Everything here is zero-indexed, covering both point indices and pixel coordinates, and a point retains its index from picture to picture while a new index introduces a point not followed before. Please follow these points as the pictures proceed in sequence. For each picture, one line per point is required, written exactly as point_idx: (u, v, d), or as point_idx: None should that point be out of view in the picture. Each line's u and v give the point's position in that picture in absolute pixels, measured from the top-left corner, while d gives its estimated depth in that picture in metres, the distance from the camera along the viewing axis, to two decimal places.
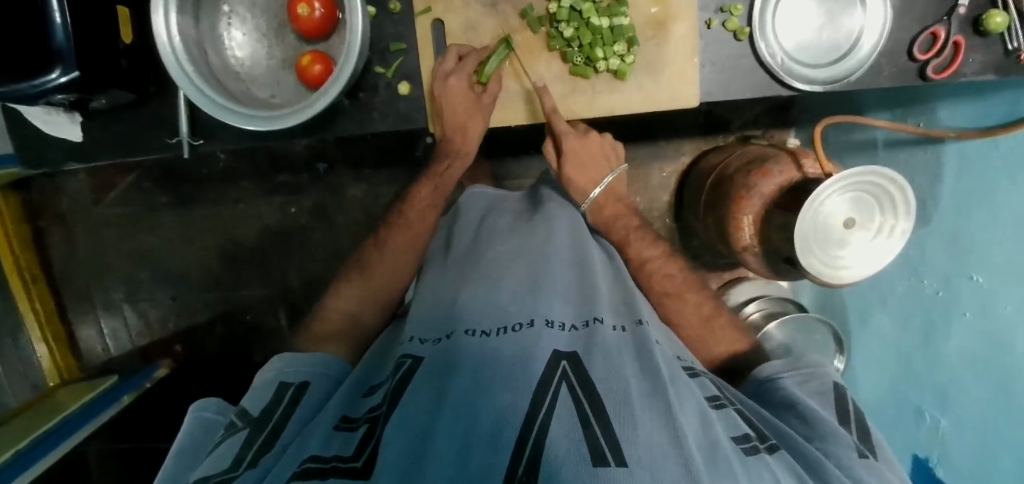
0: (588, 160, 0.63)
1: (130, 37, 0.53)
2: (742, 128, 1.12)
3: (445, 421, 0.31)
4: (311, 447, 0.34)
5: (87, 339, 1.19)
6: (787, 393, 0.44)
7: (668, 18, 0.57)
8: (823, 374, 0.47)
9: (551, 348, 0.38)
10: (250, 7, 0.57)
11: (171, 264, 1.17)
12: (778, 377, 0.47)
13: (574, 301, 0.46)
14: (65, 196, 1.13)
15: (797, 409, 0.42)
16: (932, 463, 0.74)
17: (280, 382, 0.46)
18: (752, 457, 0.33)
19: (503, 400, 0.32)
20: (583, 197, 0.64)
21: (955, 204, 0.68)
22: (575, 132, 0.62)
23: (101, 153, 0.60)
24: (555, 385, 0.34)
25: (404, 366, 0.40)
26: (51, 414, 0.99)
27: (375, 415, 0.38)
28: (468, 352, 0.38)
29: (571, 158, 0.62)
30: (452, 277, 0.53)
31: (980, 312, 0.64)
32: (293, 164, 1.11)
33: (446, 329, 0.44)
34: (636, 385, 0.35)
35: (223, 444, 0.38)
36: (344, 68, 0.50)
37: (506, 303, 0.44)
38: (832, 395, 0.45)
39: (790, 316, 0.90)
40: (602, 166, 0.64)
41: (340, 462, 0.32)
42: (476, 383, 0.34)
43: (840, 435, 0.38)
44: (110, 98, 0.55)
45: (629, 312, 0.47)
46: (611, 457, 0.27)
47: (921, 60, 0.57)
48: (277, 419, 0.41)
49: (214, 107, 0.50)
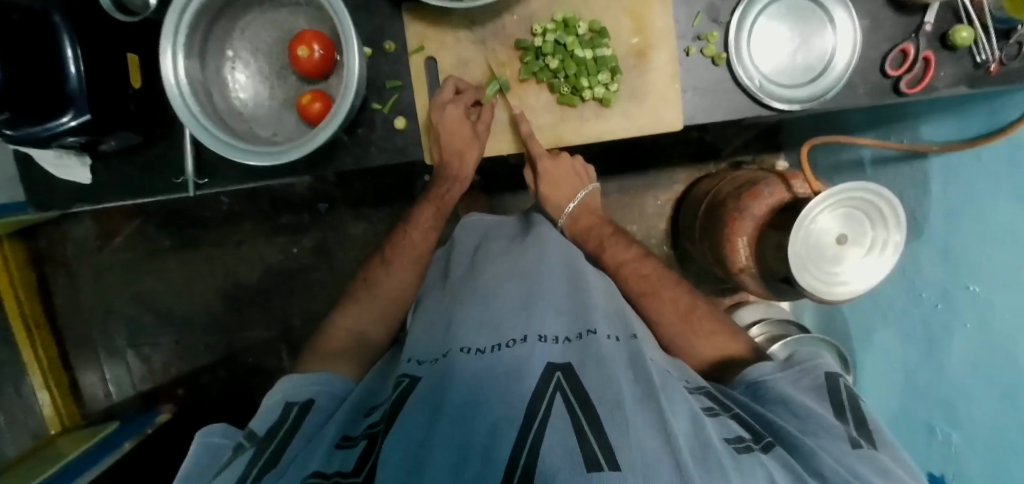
0: (560, 178, 0.68)
1: (140, 82, 0.56)
2: (732, 154, 1.15)
3: (442, 435, 0.31)
4: (313, 464, 0.34)
5: (89, 386, 1.18)
6: (778, 394, 0.43)
7: (648, 47, 0.60)
8: (816, 368, 0.45)
9: (545, 361, 0.38)
10: (254, 52, 0.60)
11: (173, 307, 1.17)
12: (767, 380, 0.45)
13: (566, 315, 0.46)
14: (71, 243, 1.15)
15: (791, 407, 0.42)
16: (949, 479, 0.71)
17: (285, 403, 0.45)
18: (744, 454, 0.33)
19: (504, 412, 0.32)
20: (559, 212, 0.69)
21: (944, 214, 0.69)
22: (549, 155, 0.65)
23: (110, 193, 0.62)
24: (550, 397, 0.34)
25: (402, 385, 0.40)
26: (51, 462, 0.95)
27: (374, 432, 0.38)
28: (463, 369, 0.38)
29: (545, 179, 0.67)
30: (449, 299, 0.54)
31: (980, 321, 0.63)
32: (295, 205, 1.14)
33: (441, 351, 0.44)
34: (629, 391, 0.35)
35: (229, 466, 0.38)
36: (342, 104, 0.51)
37: (500, 320, 0.44)
38: (827, 389, 0.44)
39: (794, 337, 0.89)
40: (574, 184, 0.69)
41: (341, 477, 0.33)
42: (473, 399, 0.34)
43: (833, 426, 0.39)
44: (119, 141, 0.57)
45: (622, 325, 0.47)
46: (606, 462, 0.27)
47: (893, 76, 0.59)
48: (282, 437, 0.40)
49: (221, 144, 0.52)
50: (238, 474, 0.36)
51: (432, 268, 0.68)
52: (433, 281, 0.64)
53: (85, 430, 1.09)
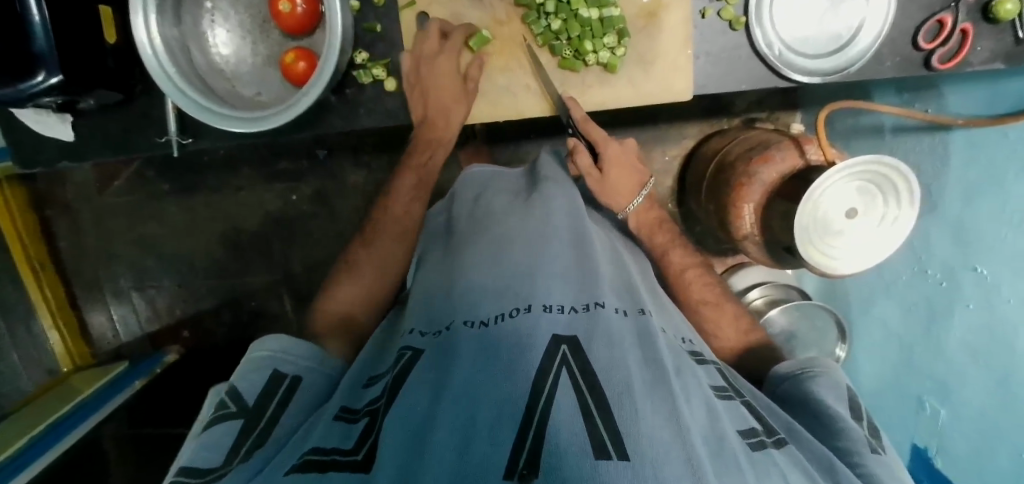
0: (625, 167, 0.64)
1: (114, 37, 0.53)
2: (747, 110, 1.10)
3: (446, 412, 0.29)
4: (311, 443, 0.33)
5: (98, 325, 1.22)
6: (802, 389, 0.49)
7: (659, 8, 0.58)
8: (838, 377, 0.50)
9: (550, 332, 0.36)
10: (234, 4, 0.57)
11: (175, 251, 1.19)
12: (795, 374, 0.51)
13: (573, 284, 0.44)
14: (70, 185, 1.15)
15: (810, 404, 0.47)
16: (931, 452, 0.73)
17: (275, 369, 0.47)
18: (758, 451, 0.33)
19: (504, 391, 0.30)
20: (627, 201, 0.64)
21: (961, 192, 0.66)
22: (613, 142, 0.64)
23: (94, 150, 0.60)
24: (555, 372, 0.32)
25: (403, 358, 0.40)
26: (66, 398, 1.02)
27: (375, 407, 0.37)
28: (464, 341, 0.37)
29: (614, 162, 0.63)
30: (449, 263, 0.52)
31: (983, 302, 0.62)
32: (294, 151, 1.11)
33: (445, 321, 0.42)
34: (640, 375, 0.33)
35: (215, 426, 0.40)
36: (328, 61, 0.49)
37: (503, 286, 0.43)
38: (846, 391, 0.48)
39: (794, 304, 0.92)
40: (638, 175, 0.65)
41: (340, 455, 0.31)
42: (478, 372, 0.32)
43: (852, 429, 0.42)
44: (98, 98, 0.55)
45: (632, 299, 0.46)
46: (614, 451, 0.25)
47: (926, 49, 0.58)
48: (272, 414, 0.42)
49: (200, 109, 0.50)
50: (226, 449, 0.38)
51: (432, 228, 0.65)
52: (436, 234, 0.63)
53: (94, 370, 1.15)
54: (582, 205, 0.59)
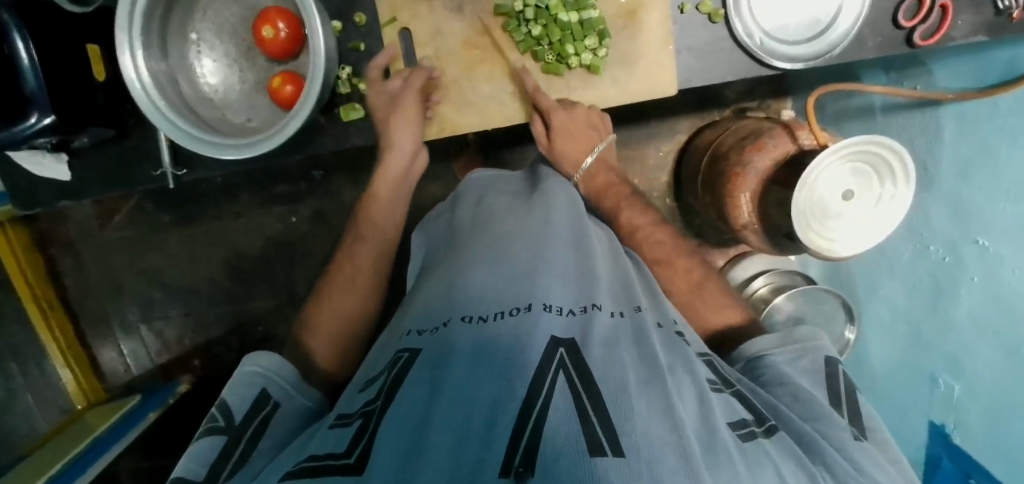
0: (576, 134, 0.61)
1: (103, 73, 0.55)
2: (737, 100, 1.10)
3: (443, 410, 0.29)
4: (309, 449, 0.33)
5: (108, 361, 1.22)
6: (776, 371, 0.47)
7: (638, 6, 0.58)
8: (817, 351, 0.49)
9: (549, 334, 0.36)
10: (218, 33, 0.58)
11: (180, 282, 1.19)
12: (766, 355, 0.49)
13: (571, 284, 0.44)
14: (72, 224, 1.16)
15: (787, 387, 0.45)
16: (949, 429, 0.72)
17: (262, 389, 0.47)
18: (749, 443, 0.33)
19: (499, 389, 0.30)
20: (575, 168, 0.64)
21: (955, 165, 0.66)
22: (561, 106, 0.60)
23: (90, 188, 0.61)
24: (553, 373, 0.32)
25: (401, 360, 0.39)
26: (82, 437, 1.02)
27: (369, 410, 0.35)
28: (461, 341, 0.37)
29: (561, 132, 0.61)
30: (445, 269, 0.52)
31: (987, 275, 0.62)
32: (290, 174, 1.12)
33: (442, 318, 0.42)
34: (635, 374, 0.33)
35: (200, 442, 0.41)
36: (311, 91, 0.49)
37: (502, 287, 0.43)
38: (823, 372, 0.47)
39: (801, 289, 0.92)
40: (591, 139, 0.62)
41: (333, 460, 0.29)
42: (475, 371, 0.32)
43: (833, 416, 0.41)
44: (91, 136, 0.56)
45: (628, 298, 0.46)
46: (609, 447, 0.25)
47: (907, 27, 0.58)
48: (251, 437, 0.42)
49: (191, 140, 0.51)
50: (209, 464, 0.39)
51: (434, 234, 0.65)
52: (435, 238, 0.64)
53: (108, 405, 1.16)
54: (581, 203, 0.59)
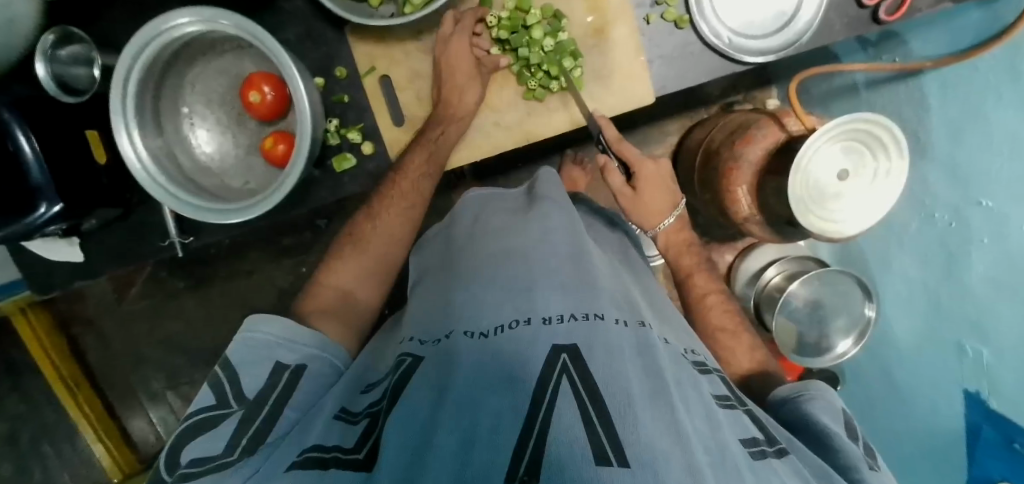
0: (659, 187, 0.67)
1: (104, 155, 0.58)
2: (722, 96, 1.11)
3: (447, 417, 0.29)
4: (310, 439, 0.36)
5: (139, 431, 1.23)
6: (797, 412, 0.49)
7: (605, 23, 0.60)
8: (833, 397, 0.51)
9: (549, 344, 0.36)
10: (208, 104, 0.61)
11: (201, 344, 1.21)
12: (789, 398, 0.51)
13: (572, 292, 0.44)
14: (91, 301, 1.18)
15: (807, 425, 0.47)
16: (984, 396, 0.67)
17: (276, 361, 0.47)
18: (759, 460, 0.32)
19: (507, 400, 0.30)
20: (659, 220, 0.69)
21: (947, 131, 0.66)
22: (648, 163, 0.66)
23: (103, 265, 0.63)
24: (555, 382, 0.31)
25: (404, 364, 0.40)
26: None
27: (375, 410, 0.38)
28: (466, 353, 0.36)
29: (644, 184, 0.66)
30: (440, 288, 0.52)
31: (997, 236, 0.60)
32: (295, 226, 1.15)
33: (445, 330, 0.42)
34: (639, 385, 0.33)
35: (217, 420, 0.41)
36: (302, 147, 0.51)
37: (502, 300, 0.43)
38: (840, 414, 0.49)
39: (814, 273, 0.90)
40: (672, 194, 0.68)
41: (341, 453, 0.33)
42: (478, 382, 0.32)
43: (850, 447, 0.43)
44: (99, 216, 0.58)
45: (632, 312, 0.46)
46: (616, 458, 0.25)
47: (870, 6, 0.59)
48: (269, 409, 0.43)
49: (192, 208, 0.52)
50: (229, 437, 0.40)
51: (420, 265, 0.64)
52: (430, 257, 0.64)
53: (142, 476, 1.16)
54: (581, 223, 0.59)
